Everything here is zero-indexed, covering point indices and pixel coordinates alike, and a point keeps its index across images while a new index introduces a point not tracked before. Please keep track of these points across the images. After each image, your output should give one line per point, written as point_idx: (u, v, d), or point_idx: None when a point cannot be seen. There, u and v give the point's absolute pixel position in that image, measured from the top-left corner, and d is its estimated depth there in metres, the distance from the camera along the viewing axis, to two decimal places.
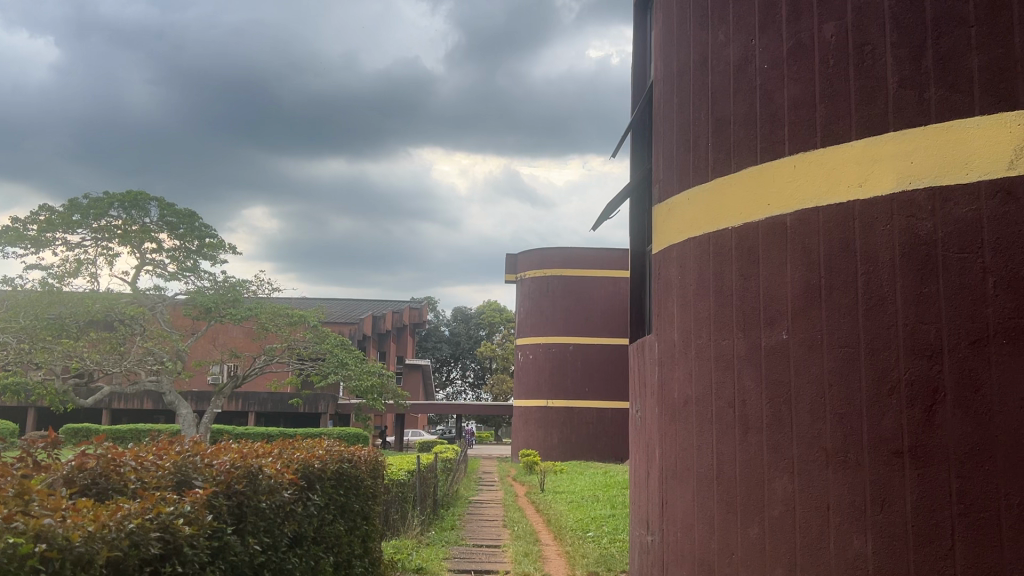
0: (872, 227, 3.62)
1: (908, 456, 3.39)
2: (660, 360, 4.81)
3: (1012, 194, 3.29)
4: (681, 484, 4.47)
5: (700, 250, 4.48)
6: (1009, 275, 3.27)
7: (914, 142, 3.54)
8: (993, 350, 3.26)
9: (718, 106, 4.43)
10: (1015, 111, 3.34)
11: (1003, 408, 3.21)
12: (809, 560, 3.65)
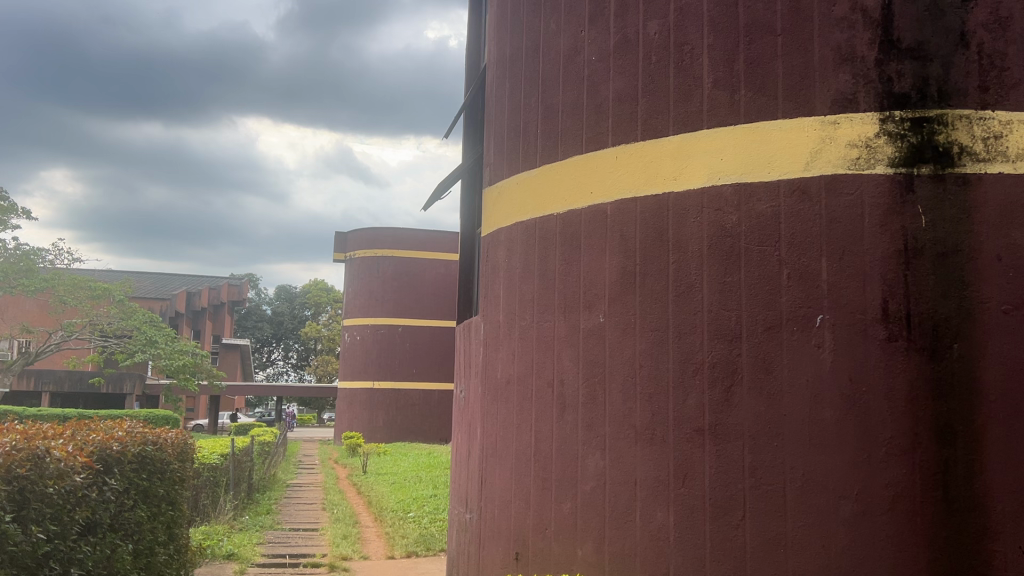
0: (684, 218, 3.82)
1: (708, 433, 3.62)
2: (484, 341, 4.86)
3: (806, 193, 3.59)
4: (500, 463, 4.55)
5: (526, 234, 4.56)
6: (801, 267, 3.55)
7: (724, 140, 3.77)
8: (784, 335, 3.54)
9: (547, 94, 4.52)
10: (812, 117, 3.62)
11: (791, 389, 3.50)
12: (616, 532, 3.83)
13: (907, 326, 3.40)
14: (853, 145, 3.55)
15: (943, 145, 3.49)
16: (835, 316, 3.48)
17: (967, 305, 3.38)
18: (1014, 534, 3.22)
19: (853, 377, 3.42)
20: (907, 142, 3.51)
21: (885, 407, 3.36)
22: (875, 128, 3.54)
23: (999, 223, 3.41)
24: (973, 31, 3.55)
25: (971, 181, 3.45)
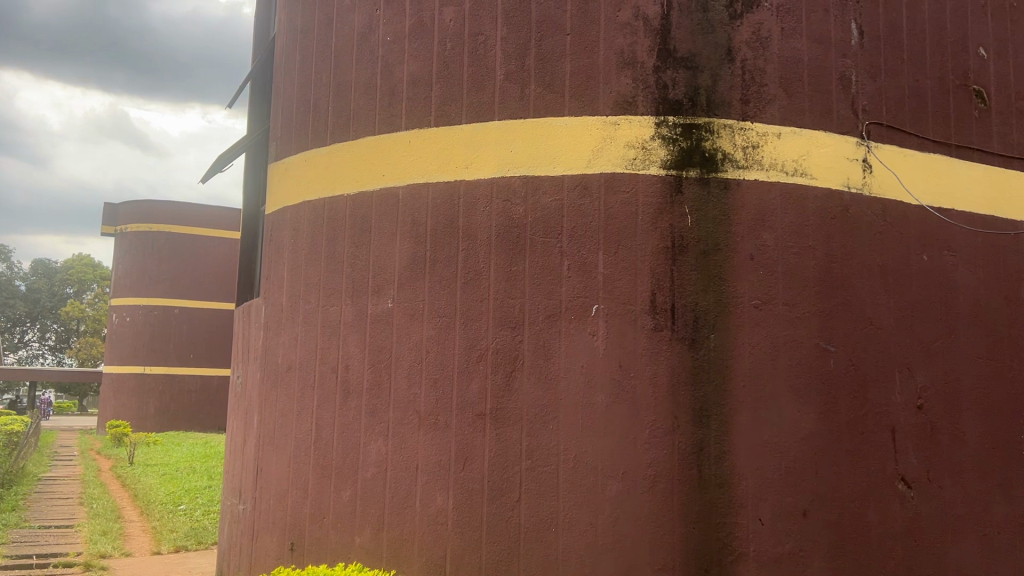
0: (474, 206, 3.87)
1: (488, 418, 3.70)
2: (265, 325, 4.65)
3: (588, 188, 3.75)
4: (277, 451, 4.39)
5: (313, 214, 4.42)
6: (581, 259, 3.71)
7: (513, 132, 3.85)
8: (563, 323, 3.69)
9: (340, 72, 4.39)
10: (595, 116, 3.79)
11: (567, 375, 3.65)
12: (395, 518, 3.82)
13: (672, 317, 3.66)
14: (631, 145, 3.75)
15: (709, 151, 3.77)
16: (609, 306, 3.67)
17: (724, 299, 3.69)
18: (755, 507, 3.57)
19: (624, 363, 3.63)
20: (678, 146, 3.76)
21: (651, 392, 3.60)
22: (651, 131, 3.76)
23: (753, 225, 3.75)
24: (738, 47, 3.86)
25: (732, 186, 3.76)
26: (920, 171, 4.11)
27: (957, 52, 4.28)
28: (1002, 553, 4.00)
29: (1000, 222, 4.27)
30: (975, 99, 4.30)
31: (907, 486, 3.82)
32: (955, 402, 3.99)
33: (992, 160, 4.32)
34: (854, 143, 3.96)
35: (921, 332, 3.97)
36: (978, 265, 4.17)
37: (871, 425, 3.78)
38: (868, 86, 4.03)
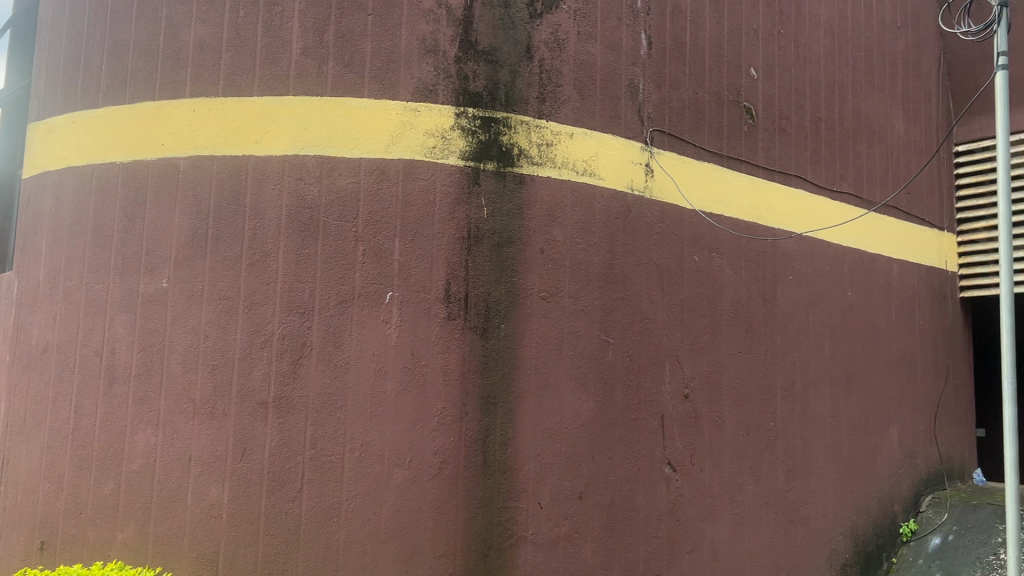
0: (264, 184, 3.70)
1: (271, 406, 3.56)
2: (17, 302, 4.18)
3: (385, 174, 3.70)
4: (27, 442, 3.97)
5: (80, 182, 4.02)
6: (375, 245, 3.65)
7: (309, 110, 3.71)
8: (354, 310, 3.61)
9: (116, 28, 4.02)
10: (394, 101, 3.73)
11: (356, 362, 3.58)
12: (164, 513, 3.58)
13: (464, 307, 3.70)
14: (430, 133, 3.74)
15: (506, 145, 3.84)
16: (402, 294, 3.64)
17: (515, 291, 3.78)
18: (535, 491, 3.70)
19: (414, 352, 3.62)
20: (476, 137, 3.79)
21: (440, 381, 3.62)
22: (450, 121, 3.77)
23: (544, 220, 3.87)
24: (537, 46, 3.95)
25: (526, 181, 3.86)
26: (695, 178, 4.43)
27: (732, 70, 4.65)
28: (750, 529, 4.42)
29: (761, 229, 4.70)
30: (745, 115, 4.71)
31: (672, 469, 4.12)
32: (716, 392, 4.36)
33: (757, 172, 4.75)
34: (639, 147, 4.21)
35: (690, 326, 4.29)
36: (741, 268, 4.57)
37: (643, 413, 4.04)
38: (654, 95, 4.29)
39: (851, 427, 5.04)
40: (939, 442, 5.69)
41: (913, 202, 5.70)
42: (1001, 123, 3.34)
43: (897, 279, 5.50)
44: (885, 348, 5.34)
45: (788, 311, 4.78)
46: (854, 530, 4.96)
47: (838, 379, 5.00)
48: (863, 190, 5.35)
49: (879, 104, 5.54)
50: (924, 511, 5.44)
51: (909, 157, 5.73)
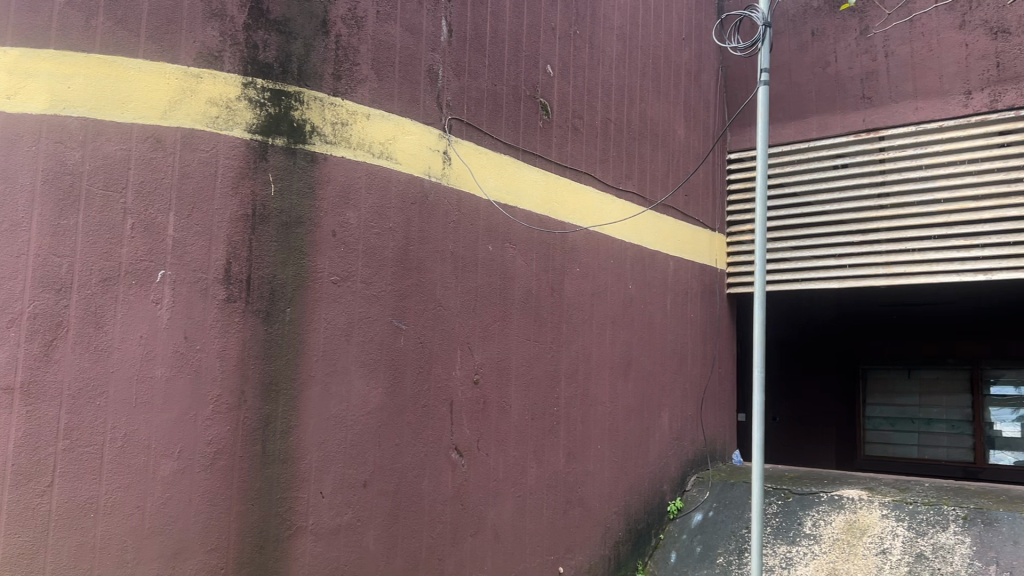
0: (15, 144, 3.27)
1: (18, 393, 3.16)
2: None
3: (161, 142, 3.43)
4: None
5: None
6: (146, 219, 3.38)
7: (73, 66, 3.35)
8: (120, 288, 3.32)
9: None
10: (174, 64, 3.47)
11: (121, 346, 3.29)
12: None
13: (246, 289, 3.52)
14: (213, 102, 3.51)
15: (297, 122, 3.68)
16: (175, 273, 3.40)
17: (303, 274, 3.64)
18: (317, 480, 3.59)
19: (188, 336, 3.39)
20: (265, 111, 3.61)
21: (217, 365, 3.42)
22: (236, 91, 3.56)
23: (336, 201, 3.75)
24: (333, 21, 3.81)
25: (318, 160, 3.72)
26: (491, 168, 4.49)
27: (529, 65, 4.75)
28: (532, 511, 4.56)
29: (553, 222, 4.85)
30: (541, 110, 4.83)
31: (459, 454, 4.16)
32: (504, 379, 4.45)
33: (551, 167, 4.89)
34: (436, 134, 4.19)
35: (482, 314, 4.34)
36: (532, 258, 4.69)
37: (432, 399, 4.04)
38: (453, 83, 4.29)
39: (627, 412, 5.33)
40: (703, 426, 6.17)
41: (690, 203, 6.12)
42: (762, 134, 3.63)
43: (672, 275, 5.88)
44: (660, 339, 5.70)
45: (575, 301, 4.97)
46: (627, 508, 5.26)
47: (618, 367, 5.28)
48: (647, 190, 5.68)
49: (663, 110, 5.89)
50: (689, 490, 5.87)
51: (689, 162, 6.15)
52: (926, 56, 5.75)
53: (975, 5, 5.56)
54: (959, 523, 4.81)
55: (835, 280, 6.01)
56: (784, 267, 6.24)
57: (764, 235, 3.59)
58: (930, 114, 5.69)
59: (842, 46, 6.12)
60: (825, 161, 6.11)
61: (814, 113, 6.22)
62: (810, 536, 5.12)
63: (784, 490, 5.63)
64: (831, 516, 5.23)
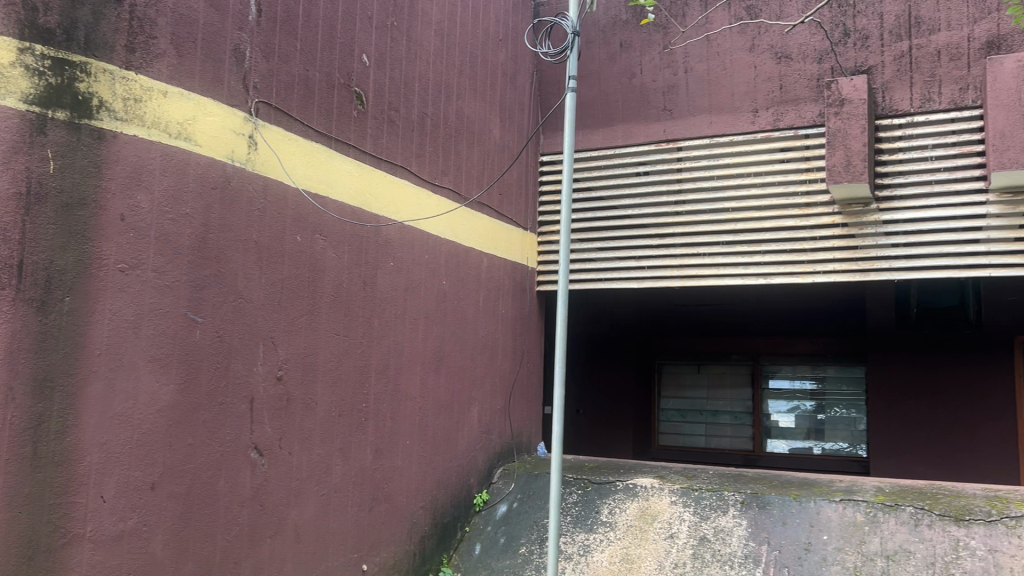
0: None
1: None
2: None
3: None
4: None
5: None
6: None
7: None
8: None
9: None
10: None
11: None
12: None
13: (18, 275, 3.10)
14: None
15: (82, 94, 3.34)
16: None
17: (85, 260, 3.29)
18: (97, 484, 3.27)
19: None
20: (45, 81, 3.23)
21: None
22: (9, 56, 3.14)
23: (125, 182, 3.44)
24: None
25: (106, 137, 3.40)
26: (301, 156, 4.34)
27: (343, 53, 4.63)
28: (335, 509, 4.46)
29: (365, 215, 4.76)
30: (355, 100, 4.73)
31: (259, 453, 4.00)
32: (310, 374, 4.32)
33: (364, 158, 4.80)
34: (241, 117, 4.00)
35: (288, 307, 4.20)
36: (342, 251, 4.58)
37: (230, 396, 3.86)
38: (261, 65, 4.10)
39: (436, 407, 5.34)
40: (511, 420, 6.31)
41: (503, 201, 6.23)
42: (568, 138, 3.75)
43: (485, 271, 5.96)
44: (471, 335, 5.76)
45: (386, 296, 4.91)
46: (433, 503, 5.28)
47: (428, 363, 5.28)
48: (461, 186, 5.72)
49: (479, 108, 5.95)
50: (495, 482, 5.98)
51: (503, 160, 6.25)
52: (720, 74, 6.19)
53: (763, 31, 6.05)
54: (737, 507, 5.25)
55: (635, 280, 6.33)
56: (588, 267, 6.49)
57: (568, 235, 3.73)
58: (723, 129, 6.14)
59: (647, 59, 6.46)
60: (628, 168, 6.43)
61: (621, 121, 6.52)
62: (606, 524, 5.38)
63: (584, 480, 5.87)
64: (626, 504, 5.52)
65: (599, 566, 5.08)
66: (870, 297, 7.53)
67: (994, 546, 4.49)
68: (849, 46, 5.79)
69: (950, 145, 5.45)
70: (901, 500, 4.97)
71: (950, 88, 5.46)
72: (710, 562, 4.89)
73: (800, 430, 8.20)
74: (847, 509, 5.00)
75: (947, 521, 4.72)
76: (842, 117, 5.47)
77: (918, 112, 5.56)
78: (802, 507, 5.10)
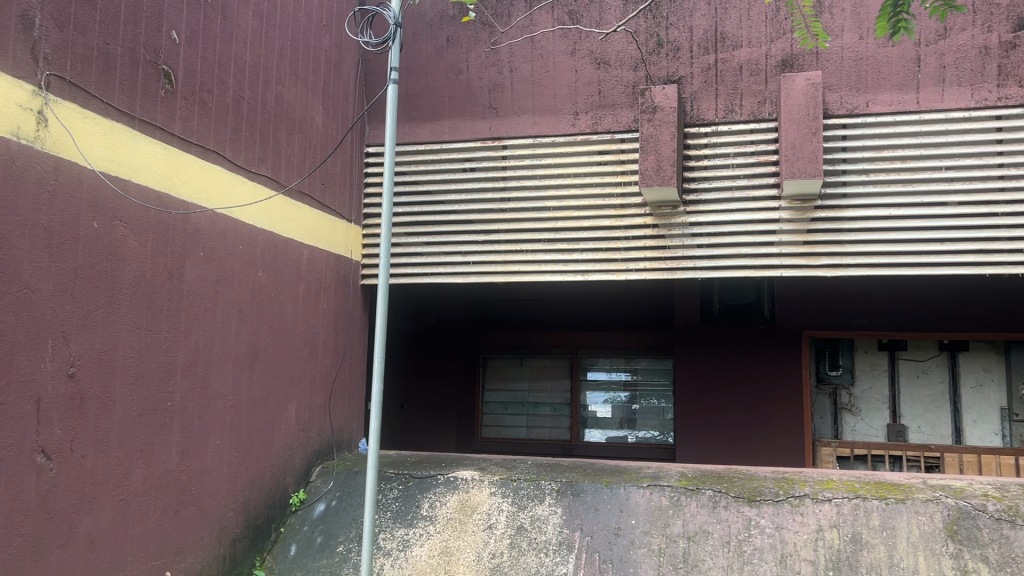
0: None
1: None
2: None
3: None
4: None
5: None
6: None
7: None
8: None
9: None
10: None
11: None
12: None
13: None
14: None
15: None
16: None
17: None
18: None
19: None
20: None
21: None
22: None
23: None
24: None
25: None
26: (99, 136, 4.01)
27: (150, 28, 4.34)
28: (135, 515, 4.18)
29: (172, 201, 4.48)
30: (163, 78, 4.44)
31: (46, 458, 3.67)
32: (107, 371, 4.02)
33: (171, 141, 4.51)
34: (29, 90, 3.63)
35: (82, 299, 3.87)
36: (146, 239, 4.29)
37: (11, 396, 3.50)
38: (53, 34, 3.75)
39: (249, 404, 5.13)
40: (330, 417, 6.16)
41: (325, 192, 6.07)
42: (388, 131, 3.71)
43: (305, 264, 5.79)
44: (290, 330, 5.57)
45: (195, 287, 4.65)
46: (246, 505, 5.07)
47: (242, 359, 5.05)
48: (280, 174, 5.52)
49: (300, 95, 5.76)
50: (313, 480, 5.83)
51: (325, 150, 6.10)
52: (543, 76, 6.34)
53: (584, 36, 6.26)
54: (553, 496, 5.41)
55: (460, 276, 6.38)
56: (413, 261, 6.46)
57: (389, 229, 3.68)
58: (545, 129, 6.29)
59: (473, 56, 6.50)
60: (455, 164, 6.46)
61: (447, 116, 6.53)
62: (426, 518, 5.38)
63: (405, 475, 5.83)
64: (446, 497, 5.55)
65: (418, 561, 5.08)
66: (678, 294, 8.02)
67: (781, 524, 4.91)
68: (662, 56, 6.11)
69: (750, 154, 5.87)
70: (701, 484, 5.32)
71: (750, 101, 5.89)
72: (526, 551, 5.03)
73: (615, 420, 8.60)
74: (653, 494, 5.29)
75: (741, 502, 5.10)
76: (653, 124, 5.76)
77: (722, 122, 5.96)
78: (613, 494, 5.34)
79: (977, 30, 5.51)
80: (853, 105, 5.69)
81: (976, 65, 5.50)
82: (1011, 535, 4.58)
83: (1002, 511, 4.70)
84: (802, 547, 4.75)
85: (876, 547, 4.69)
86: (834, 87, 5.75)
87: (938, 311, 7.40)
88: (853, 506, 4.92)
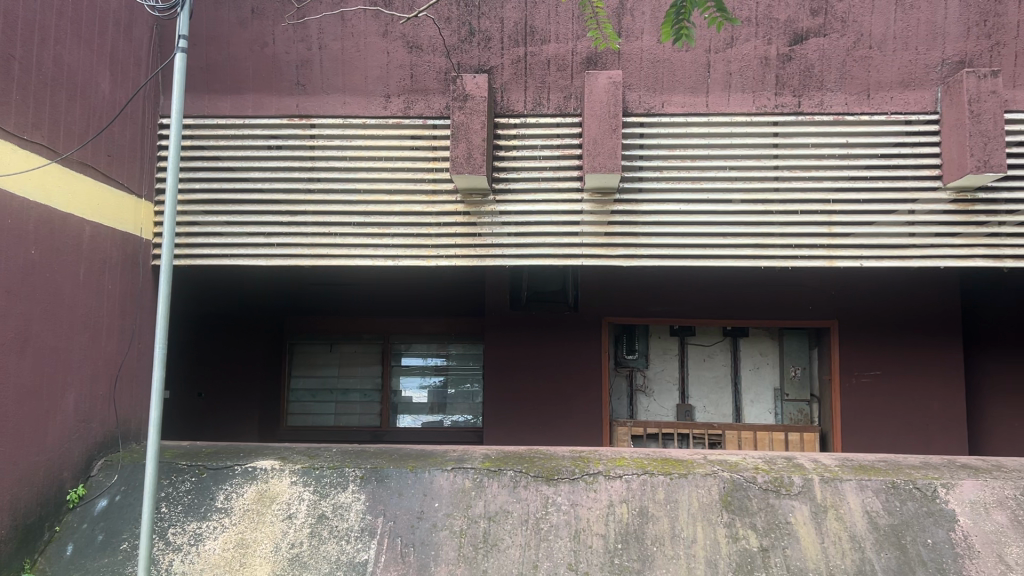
0: None
1: None
2: None
3: None
4: None
5: None
6: None
7: None
8: None
9: None
10: None
11: None
12: None
13: None
14: None
15: None
16: None
17: None
18: None
19: None
20: None
21: None
22: None
23: None
24: None
25: None
26: None
27: None
28: None
29: None
30: None
31: None
32: None
33: None
34: None
35: None
36: None
37: None
38: None
39: (18, 394, 4.68)
40: (116, 406, 5.75)
41: (111, 165, 5.63)
42: (176, 104, 3.94)
43: (87, 242, 5.35)
44: (67, 313, 5.14)
45: None
46: (14, 503, 4.62)
47: (10, 343, 4.60)
48: (58, 143, 5.06)
49: (83, 58, 5.31)
50: (94, 475, 5.42)
51: (113, 119, 5.66)
52: (354, 55, 6.23)
53: (395, 19, 6.20)
54: (356, 482, 5.36)
55: (262, 258, 6.14)
56: (209, 242, 6.12)
57: None
58: (355, 111, 6.20)
59: (279, 29, 6.25)
60: (258, 140, 6.18)
61: (251, 90, 6.27)
62: (220, 510, 5.16)
63: (198, 466, 5.56)
64: (243, 488, 5.35)
65: (210, 555, 4.87)
66: (489, 281, 8.15)
67: (576, 501, 5.15)
68: (473, 45, 6.18)
69: (555, 146, 6.10)
70: (503, 465, 5.48)
71: (557, 95, 6.10)
72: (327, 540, 4.96)
73: (428, 405, 8.68)
74: (456, 476, 5.38)
75: (539, 481, 5.30)
76: (465, 112, 5.80)
77: (530, 114, 6.14)
78: (417, 478, 5.37)
79: (759, 42, 6.00)
80: (650, 105, 6.02)
81: (757, 74, 6.00)
82: (776, 503, 5.07)
83: (769, 483, 5.21)
84: (594, 523, 4.99)
85: (660, 519, 5.02)
86: (633, 86, 6.05)
87: (723, 299, 8.02)
88: (641, 481, 5.26)
